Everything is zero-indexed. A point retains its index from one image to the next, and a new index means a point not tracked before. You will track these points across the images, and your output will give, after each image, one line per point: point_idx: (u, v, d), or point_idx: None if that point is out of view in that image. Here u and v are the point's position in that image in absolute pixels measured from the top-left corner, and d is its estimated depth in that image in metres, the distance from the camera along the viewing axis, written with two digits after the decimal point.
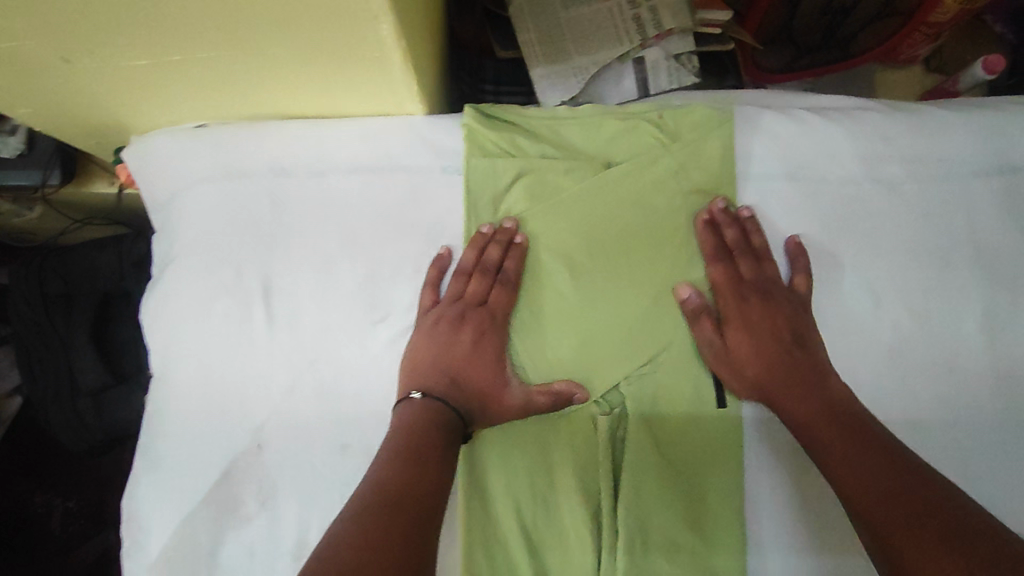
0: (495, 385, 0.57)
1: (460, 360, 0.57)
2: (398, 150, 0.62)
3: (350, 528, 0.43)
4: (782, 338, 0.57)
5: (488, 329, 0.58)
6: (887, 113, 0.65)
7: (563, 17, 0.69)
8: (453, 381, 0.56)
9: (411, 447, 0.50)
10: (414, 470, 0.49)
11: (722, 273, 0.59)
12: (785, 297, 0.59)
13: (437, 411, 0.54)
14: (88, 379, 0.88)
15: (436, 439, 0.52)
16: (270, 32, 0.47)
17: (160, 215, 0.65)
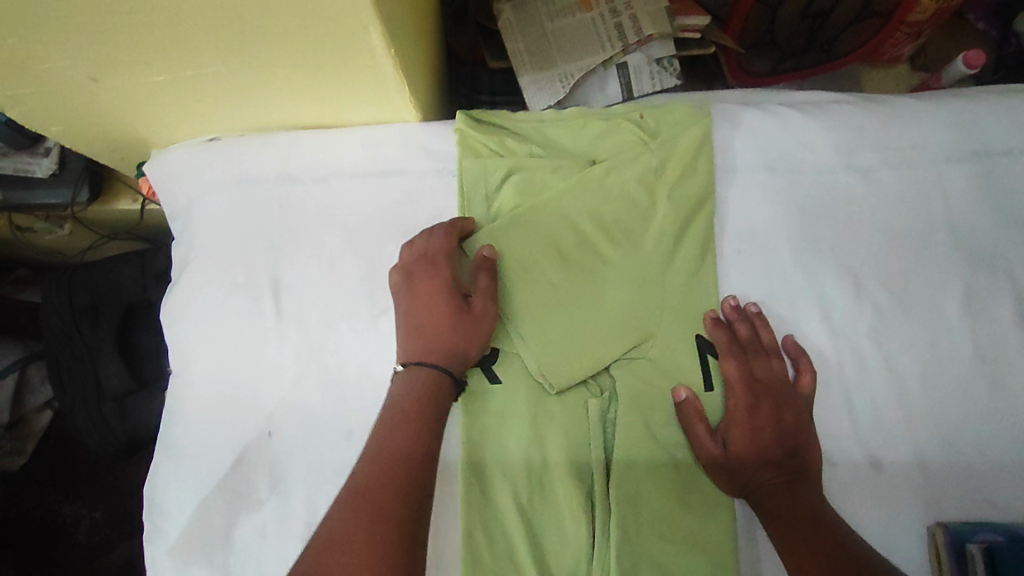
0: (457, 322, 0.57)
1: (419, 314, 0.58)
2: (395, 156, 0.66)
3: (308, 563, 0.45)
4: (781, 441, 0.57)
5: (436, 273, 0.59)
6: (861, 105, 0.67)
7: (549, 27, 0.74)
8: (418, 336, 0.57)
9: (378, 449, 0.52)
10: (406, 431, 0.53)
11: (737, 372, 0.60)
12: (790, 400, 0.59)
13: (408, 378, 0.56)
14: (115, 384, 0.93)
15: (404, 432, 0.53)
16: (272, 46, 0.52)
17: (178, 223, 0.70)
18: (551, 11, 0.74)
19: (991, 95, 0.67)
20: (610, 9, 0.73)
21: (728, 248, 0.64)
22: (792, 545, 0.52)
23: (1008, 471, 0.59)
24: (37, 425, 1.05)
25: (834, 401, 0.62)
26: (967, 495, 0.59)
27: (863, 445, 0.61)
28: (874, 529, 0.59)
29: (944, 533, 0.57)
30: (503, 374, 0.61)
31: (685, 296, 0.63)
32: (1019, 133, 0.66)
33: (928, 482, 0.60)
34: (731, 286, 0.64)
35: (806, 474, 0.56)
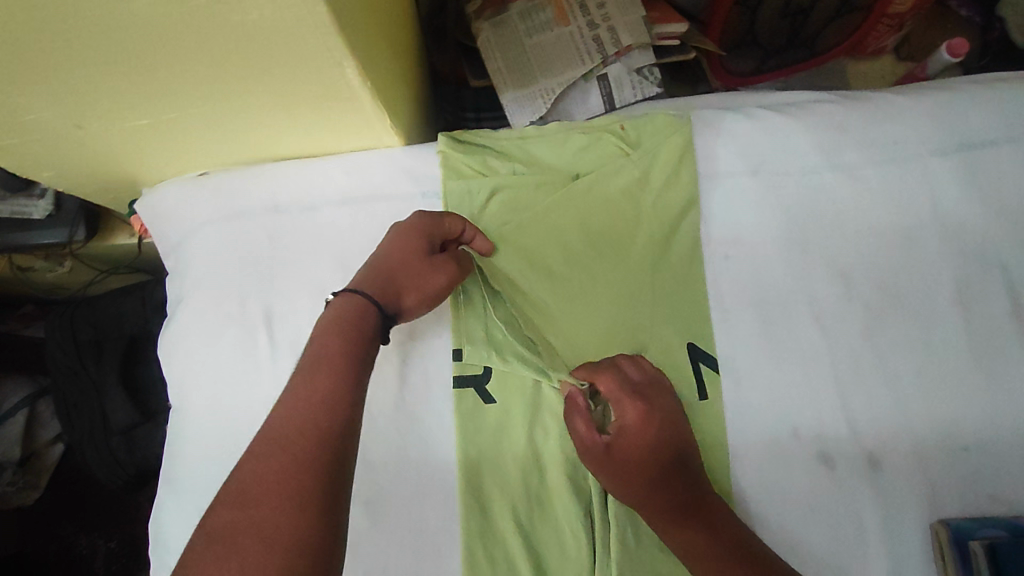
0: (405, 267, 0.57)
1: (385, 248, 0.57)
2: (380, 181, 0.67)
3: (213, 523, 0.40)
4: (656, 458, 0.55)
5: (417, 220, 0.59)
6: (842, 103, 0.67)
7: (528, 43, 0.74)
8: (374, 265, 0.57)
9: (297, 396, 0.47)
10: (325, 375, 0.48)
11: (611, 386, 0.57)
12: (652, 413, 0.56)
13: (350, 300, 0.54)
14: (122, 417, 0.95)
15: (327, 376, 0.48)
16: (249, 83, 0.52)
17: (171, 258, 0.70)
18: (529, 28, 0.74)
19: (972, 86, 0.67)
20: (588, 21, 0.73)
21: (716, 254, 0.64)
22: (706, 566, 0.53)
23: (1008, 464, 0.59)
24: (49, 458, 1.07)
25: (830, 402, 0.61)
26: (968, 491, 0.59)
27: (862, 446, 0.60)
28: (877, 529, 0.59)
29: (946, 531, 0.57)
30: (497, 393, 0.61)
31: (672, 305, 0.63)
32: (1003, 123, 0.65)
33: (928, 479, 0.59)
34: (721, 292, 0.64)
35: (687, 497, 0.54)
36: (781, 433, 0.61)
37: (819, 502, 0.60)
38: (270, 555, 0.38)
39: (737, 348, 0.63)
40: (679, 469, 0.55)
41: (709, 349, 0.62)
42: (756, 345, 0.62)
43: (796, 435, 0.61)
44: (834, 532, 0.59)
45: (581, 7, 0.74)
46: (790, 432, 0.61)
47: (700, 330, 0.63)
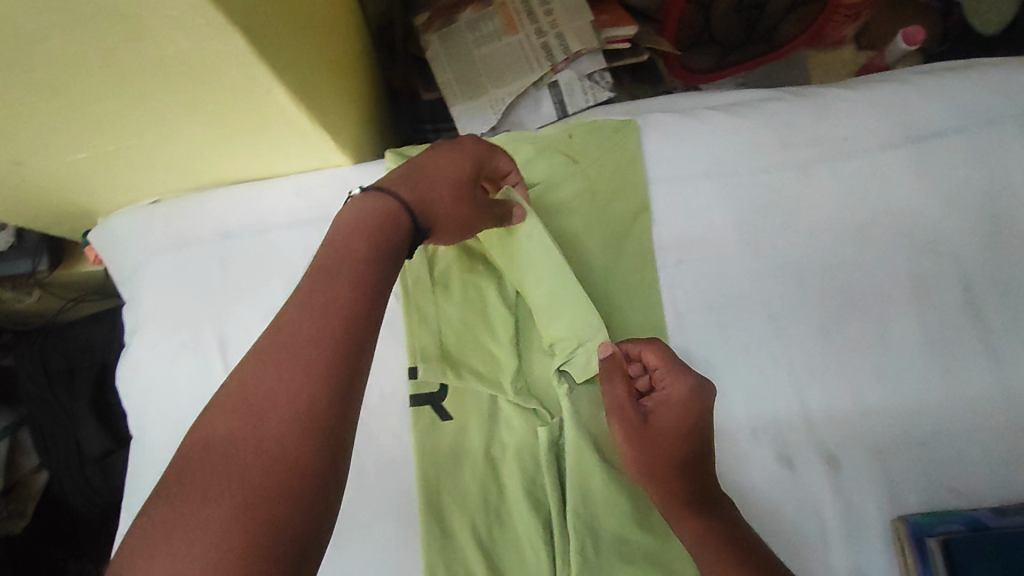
0: (449, 178, 0.55)
1: (430, 160, 0.56)
2: (328, 200, 0.66)
3: (213, 428, 0.39)
4: (692, 437, 0.54)
5: (469, 144, 0.58)
6: (790, 100, 0.67)
7: (477, 53, 0.74)
8: (413, 170, 0.55)
9: (313, 299, 0.44)
10: (341, 282, 0.46)
11: (657, 358, 0.56)
12: (698, 395, 0.54)
13: (378, 196, 0.52)
14: (94, 446, 0.95)
15: (343, 283, 0.46)
16: (181, 113, 0.51)
17: (127, 287, 0.70)
18: (478, 37, 0.73)
19: (921, 78, 0.67)
20: (536, 29, 0.73)
21: (669, 260, 0.64)
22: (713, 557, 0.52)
23: (966, 457, 0.59)
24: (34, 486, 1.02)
25: (788, 404, 0.61)
26: (927, 486, 0.59)
27: (821, 445, 0.60)
28: (839, 529, 0.58)
29: (905, 527, 0.56)
30: (454, 410, 0.61)
31: (624, 313, 0.63)
32: (952, 114, 0.65)
33: (887, 475, 0.59)
34: (675, 298, 0.64)
35: (712, 480, 0.55)
36: (739, 436, 0.61)
37: (777, 504, 0.59)
38: (272, 472, 0.37)
39: (692, 354, 0.62)
40: (705, 457, 0.54)
41: None
42: (711, 349, 0.62)
43: (754, 438, 0.61)
44: (794, 534, 0.59)
45: (528, 15, 0.73)
46: (749, 435, 0.61)
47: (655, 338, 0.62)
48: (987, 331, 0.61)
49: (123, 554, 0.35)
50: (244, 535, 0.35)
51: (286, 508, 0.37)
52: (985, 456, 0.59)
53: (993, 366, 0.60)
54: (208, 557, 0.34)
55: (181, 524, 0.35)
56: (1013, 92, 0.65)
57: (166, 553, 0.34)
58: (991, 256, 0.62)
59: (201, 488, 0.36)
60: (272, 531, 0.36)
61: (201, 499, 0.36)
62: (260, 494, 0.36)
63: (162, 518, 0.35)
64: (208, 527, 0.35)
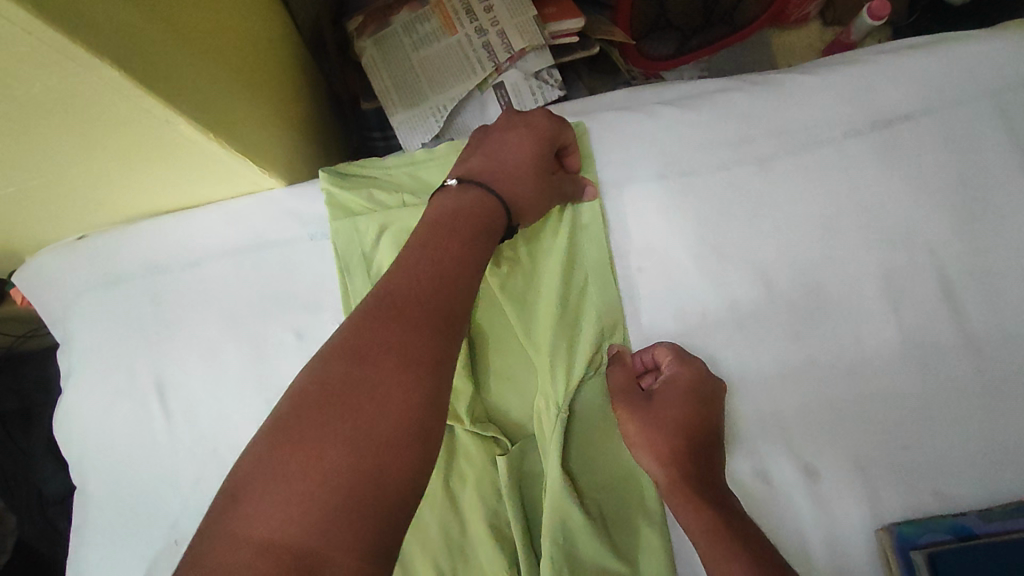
0: (531, 169, 0.56)
1: (507, 147, 0.57)
2: (264, 227, 0.62)
3: (327, 372, 0.41)
4: (699, 416, 0.54)
5: (539, 123, 0.58)
6: (747, 89, 0.63)
7: (415, 58, 0.69)
8: (497, 163, 0.56)
9: (417, 266, 0.48)
10: (442, 254, 0.49)
11: (665, 351, 0.57)
12: (703, 386, 0.55)
13: (477, 192, 0.54)
14: (55, 487, 0.90)
15: (446, 255, 0.49)
16: (79, 146, 0.46)
17: (57, 330, 0.65)
18: (415, 40, 0.69)
19: (884, 57, 0.63)
20: (476, 27, 0.68)
21: (628, 268, 0.61)
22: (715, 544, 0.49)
23: (950, 460, 0.56)
24: None
25: (760, 413, 0.58)
26: (911, 492, 0.55)
27: (797, 455, 0.57)
28: (821, 543, 0.55)
29: (889, 538, 0.53)
30: None
31: (581, 324, 0.60)
32: (917, 95, 0.61)
33: (870, 484, 0.56)
34: (635, 309, 0.60)
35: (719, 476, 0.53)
36: None
37: (758, 519, 0.56)
38: (381, 419, 0.40)
39: None
40: (708, 448, 0.54)
41: None
42: None
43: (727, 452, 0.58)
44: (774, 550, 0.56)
45: (467, 13, 0.69)
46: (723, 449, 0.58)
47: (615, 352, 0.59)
48: (966, 325, 0.57)
49: (238, 476, 0.38)
50: (352, 477, 0.38)
51: (391, 460, 0.39)
52: (970, 458, 0.55)
53: (973, 362, 0.57)
54: (316, 487, 0.37)
55: (296, 458, 0.38)
56: (979, 67, 0.61)
57: (280, 479, 0.37)
58: (969, 243, 0.58)
59: (317, 427, 0.39)
60: (376, 476, 0.38)
61: (317, 438, 0.38)
62: (370, 443, 0.39)
63: (279, 442, 0.38)
64: (322, 464, 0.38)
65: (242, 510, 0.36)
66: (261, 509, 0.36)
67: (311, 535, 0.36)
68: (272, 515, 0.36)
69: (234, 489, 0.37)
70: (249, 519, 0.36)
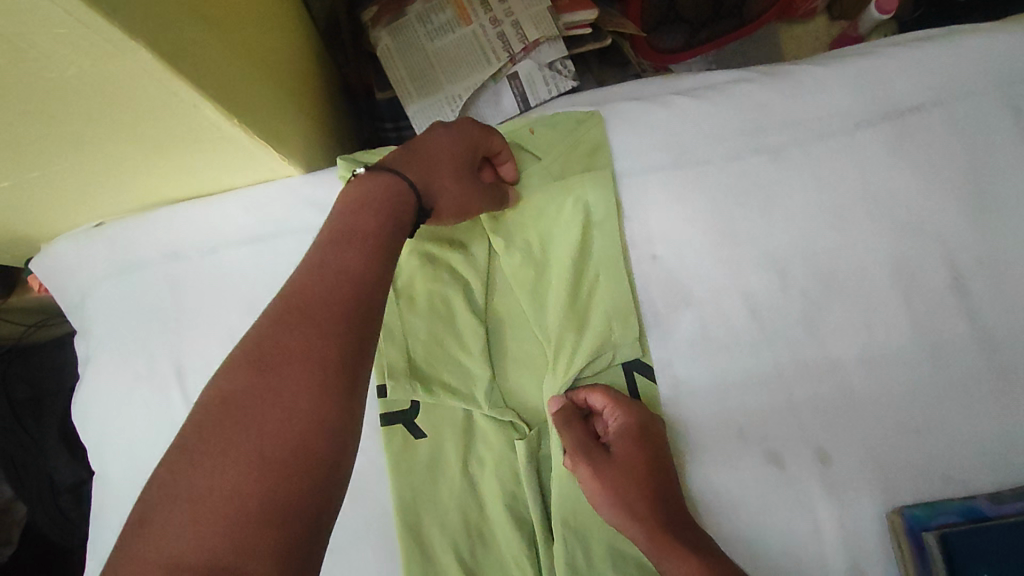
0: (450, 167, 0.55)
1: (431, 140, 0.56)
2: (281, 214, 0.63)
3: (227, 386, 0.40)
4: (660, 466, 0.55)
5: (466, 126, 0.57)
6: (760, 80, 0.64)
7: (430, 47, 0.70)
8: (415, 154, 0.55)
9: (323, 264, 0.46)
10: (350, 249, 0.47)
11: (604, 399, 0.57)
12: (648, 429, 0.55)
13: (386, 178, 0.52)
14: (66, 476, 0.89)
15: (355, 251, 0.47)
16: (104, 132, 0.46)
17: (75, 317, 0.66)
18: (430, 30, 0.70)
19: (896, 49, 0.64)
20: (491, 18, 0.69)
21: (643, 255, 0.62)
22: None
23: (959, 445, 0.57)
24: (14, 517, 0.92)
25: (773, 398, 0.59)
26: (921, 476, 0.56)
27: (809, 440, 0.58)
28: (833, 525, 0.56)
29: (901, 520, 0.54)
30: (427, 427, 0.58)
31: (597, 310, 0.61)
32: (929, 87, 0.62)
33: (881, 468, 0.57)
34: (650, 297, 0.61)
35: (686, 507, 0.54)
36: (726, 435, 0.59)
37: (771, 502, 0.57)
38: (286, 426, 0.38)
39: (671, 350, 0.60)
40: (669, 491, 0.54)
41: (645, 357, 0.60)
42: (691, 346, 0.60)
43: (742, 436, 0.58)
44: (787, 533, 0.57)
45: (481, 4, 0.69)
46: (736, 434, 0.58)
47: (632, 340, 0.60)
48: (975, 312, 0.58)
49: (143, 504, 0.36)
50: (260, 487, 0.36)
51: (300, 466, 0.38)
52: (979, 443, 0.57)
53: (981, 349, 0.58)
54: (223, 506, 0.35)
55: (199, 477, 0.36)
56: (990, 59, 0.62)
57: (185, 502, 0.35)
58: (978, 232, 0.59)
59: (218, 444, 0.37)
60: (283, 487, 0.37)
61: (221, 454, 0.37)
62: (277, 453, 0.37)
63: (183, 464, 0.37)
64: (223, 481, 0.36)
65: (147, 536, 0.34)
66: (167, 533, 0.34)
67: (218, 553, 0.34)
68: (180, 537, 0.34)
69: (139, 517, 0.35)
70: (155, 545, 0.34)
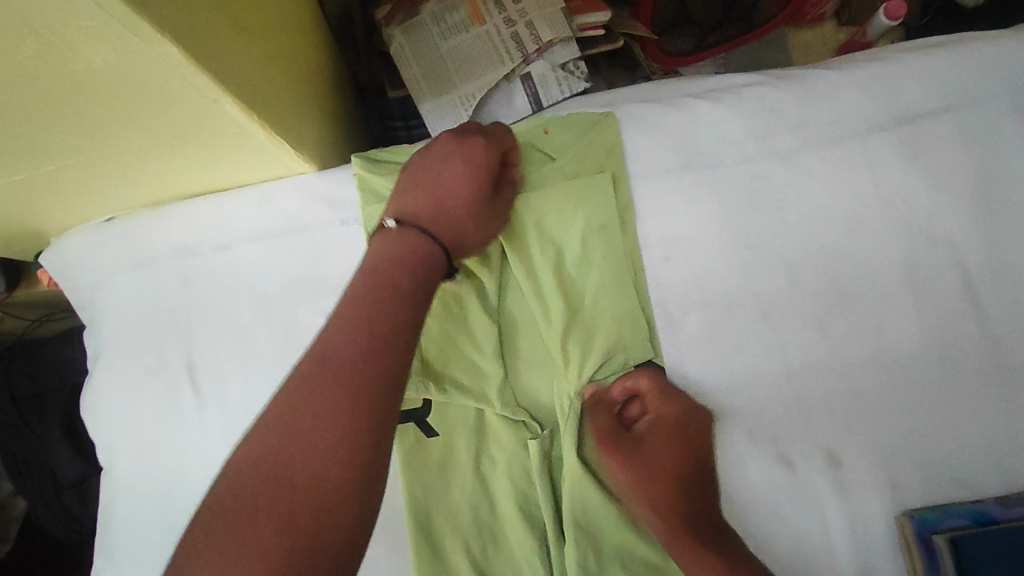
0: (473, 206, 0.56)
1: (450, 180, 0.56)
2: (295, 211, 0.63)
3: (260, 449, 0.41)
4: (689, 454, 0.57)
5: (480, 152, 0.57)
6: (773, 84, 0.64)
7: (444, 48, 0.70)
8: (436, 198, 0.55)
9: (354, 322, 0.47)
10: (380, 308, 0.48)
11: (646, 386, 0.59)
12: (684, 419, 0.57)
13: (416, 237, 0.53)
14: (69, 471, 0.88)
15: (384, 309, 0.48)
16: (123, 126, 0.46)
17: (86, 312, 0.66)
18: (444, 30, 0.70)
19: (908, 54, 0.64)
20: (505, 18, 0.69)
21: (656, 257, 0.62)
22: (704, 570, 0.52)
23: (968, 449, 0.57)
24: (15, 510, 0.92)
25: (783, 400, 0.59)
26: (930, 480, 0.57)
27: (819, 442, 0.58)
28: (842, 527, 0.57)
29: (909, 523, 0.55)
30: (439, 426, 0.58)
31: (609, 311, 0.61)
32: (940, 92, 0.62)
33: (890, 471, 0.57)
34: (662, 298, 0.61)
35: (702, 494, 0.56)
36: (737, 437, 0.59)
37: (781, 504, 0.58)
38: (314, 493, 0.40)
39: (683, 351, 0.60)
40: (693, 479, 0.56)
41: (657, 358, 0.60)
42: (703, 348, 0.60)
43: (752, 438, 0.59)
44: (796, 534, 0.57)
45: (496, 5, 0.69)
46: (747, 436, 0.59)
47: (643, 341, 0.60)
48: (984, 317, 0.59)
49: (179, 559, 0.38)
50: (288, 553, 0.38)
51: (324, 531, 0.39)
52: (987, 446, 0.57)
53: (989, 353, 0.58)
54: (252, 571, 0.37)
55: (231, 540, 0.38)
56: (1002, 66, 0.62)
57: (217, 562, 0.38)
58: (987, 238, 0.60)
59: (250, 509, 0.39)
60: (307, 554, 0.39)
61: (253, 518, 0.39)
62: (302, 521, 0.39)
63: (218, 525, 0.39)
64: (253, 546, 0.38)
65: None
66: None
67: None
68: None
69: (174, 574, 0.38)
70: None
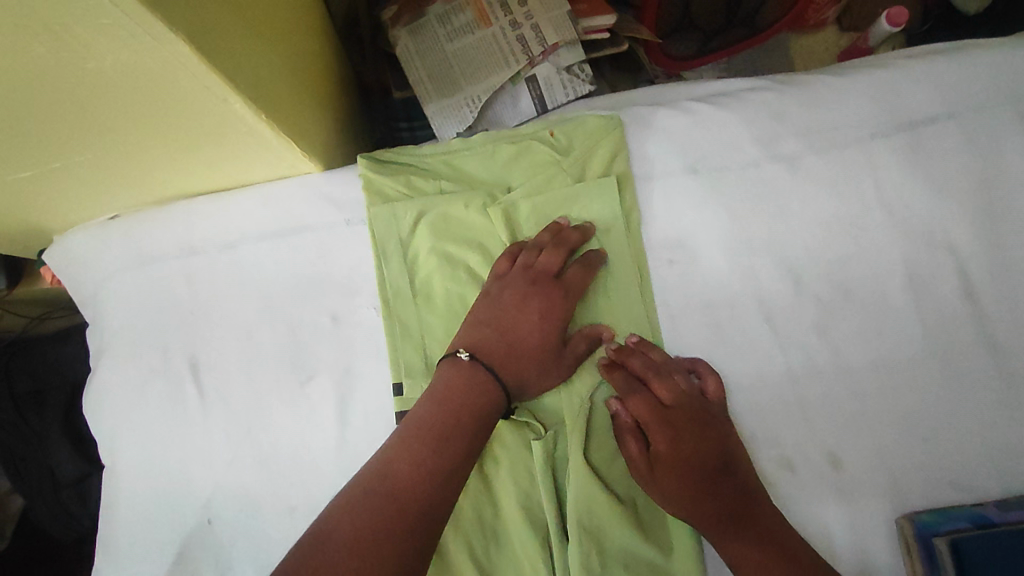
0: (544, 353, 0.58)
1: (521, 322, 0.58)
2: (299, 210, 0.63)
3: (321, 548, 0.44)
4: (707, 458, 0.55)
5: (556, 310, 0.59)
6: (777, 89, 0.65)
7: (449, 49, 0.71)
8: (506, 339, 0.58)
9: (421, 450, 0.51)
10: (444, 442, 0.52)
11: (642, 405, 0.57)
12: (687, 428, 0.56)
13: (484, 376, 0.55)
14: (69, 470, 0.88)
15: (447, 445, 0.52)
16: (130, 124, 0.46)
17: (89, 310, 0.66)
18: (450, 32, 0.71)
19: (910, 61, 0.65)
20: (510, 21, 0.70)
21: (660, 259, 0.62)
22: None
23: (970, 452, 0.57)
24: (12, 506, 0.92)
25: (786, 403, 0.59)
26: (931, 483, 0.57)
27: (821, 445, 0.58)
28: (844, 530, 0.57)
29: (912, 526, 0.55)
30: None
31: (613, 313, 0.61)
32: (942, 98, 0.63)
33: (891, 474, 0.58)
34: (666, 300, 0.62)
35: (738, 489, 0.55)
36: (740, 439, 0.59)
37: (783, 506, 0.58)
38: None
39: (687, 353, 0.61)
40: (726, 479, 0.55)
41: None
42: (707, 350, 0.61)
43: (755, 440, 0.59)
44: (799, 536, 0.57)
45: (502, 7, 0.70)
46: (750, 438, 0.59)
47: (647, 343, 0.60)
48: (984, 321, 0.59)
49: None
50: None
51: None
52: (988, 450, 0.57)
53: (989, 357, 0.59)
54: None
55: None
56: (1004, 72, 0.63)
57: None
58: (988, 243, 0.60)
59: None
60: None
61: None
62: None
63: None
64: None
65: None
66: None
67: None
68: None
69: None
70: None
